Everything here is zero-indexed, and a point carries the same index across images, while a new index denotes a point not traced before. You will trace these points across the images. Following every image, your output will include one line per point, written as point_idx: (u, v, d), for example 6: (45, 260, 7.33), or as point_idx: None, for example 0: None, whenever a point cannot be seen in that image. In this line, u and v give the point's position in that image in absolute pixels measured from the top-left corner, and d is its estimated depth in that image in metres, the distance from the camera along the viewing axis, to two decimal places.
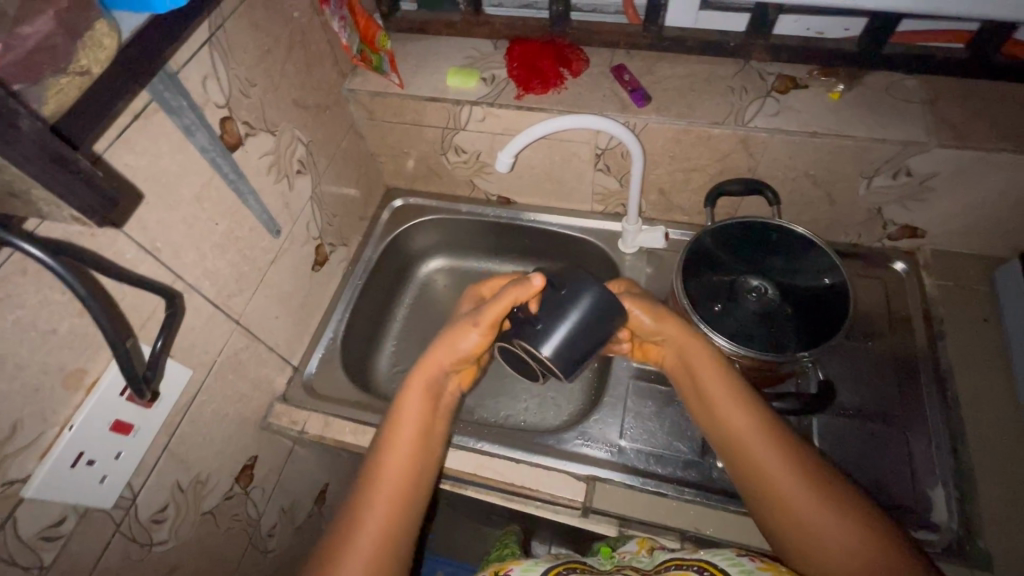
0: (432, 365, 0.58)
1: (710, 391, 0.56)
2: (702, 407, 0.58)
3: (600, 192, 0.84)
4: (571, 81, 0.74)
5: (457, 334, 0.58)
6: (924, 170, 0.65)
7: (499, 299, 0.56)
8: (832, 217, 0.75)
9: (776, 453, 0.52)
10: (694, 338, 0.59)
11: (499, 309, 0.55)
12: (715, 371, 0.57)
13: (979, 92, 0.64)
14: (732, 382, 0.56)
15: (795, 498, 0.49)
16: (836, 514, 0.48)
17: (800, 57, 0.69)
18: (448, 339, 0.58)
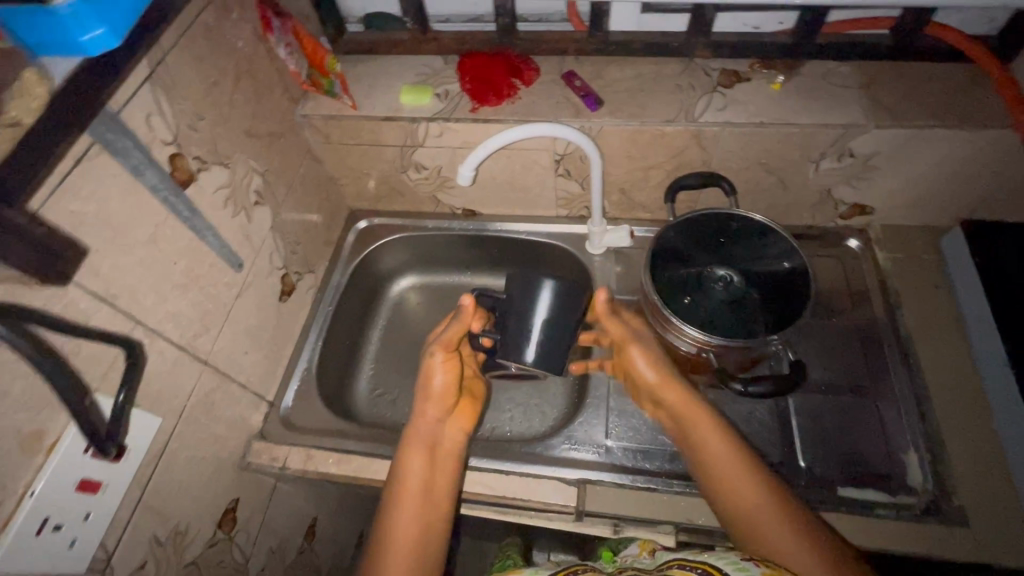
0: (418, 411, 0.61)
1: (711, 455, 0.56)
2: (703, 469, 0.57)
3: (563, 197, 0.85)
4: (524, 90, 0.75)
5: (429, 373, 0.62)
6: (866, 151, 0.68)
7: (446, 329, 0.61)
8: (786, 202, 0.78)
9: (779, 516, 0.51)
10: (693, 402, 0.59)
11: (450, 336, 0.61)
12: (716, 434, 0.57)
13: (908, 73, 0.68)
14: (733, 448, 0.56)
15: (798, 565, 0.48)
16: None
17: (741, 52, 0.71)
18: (421, 382, 0.62)
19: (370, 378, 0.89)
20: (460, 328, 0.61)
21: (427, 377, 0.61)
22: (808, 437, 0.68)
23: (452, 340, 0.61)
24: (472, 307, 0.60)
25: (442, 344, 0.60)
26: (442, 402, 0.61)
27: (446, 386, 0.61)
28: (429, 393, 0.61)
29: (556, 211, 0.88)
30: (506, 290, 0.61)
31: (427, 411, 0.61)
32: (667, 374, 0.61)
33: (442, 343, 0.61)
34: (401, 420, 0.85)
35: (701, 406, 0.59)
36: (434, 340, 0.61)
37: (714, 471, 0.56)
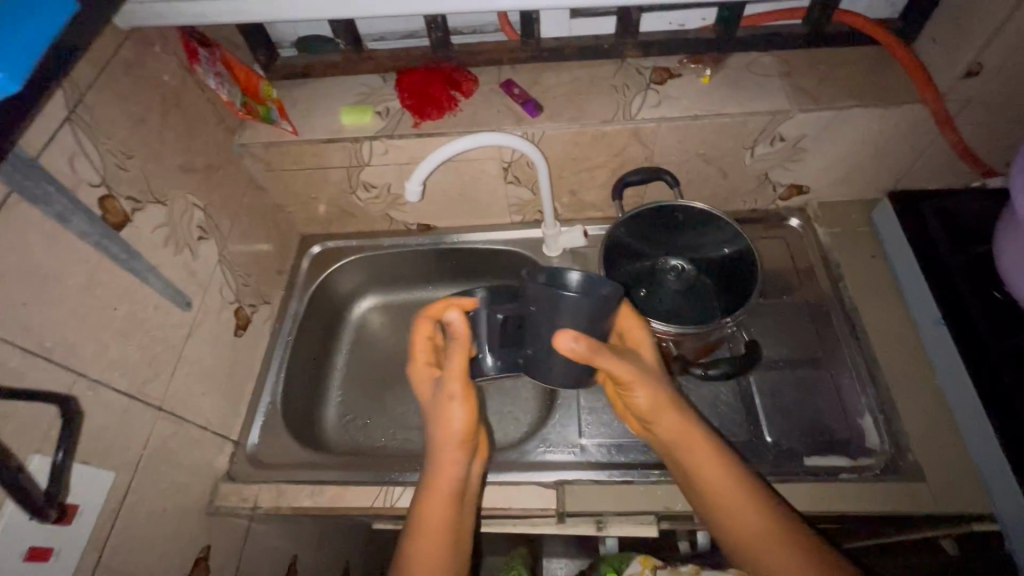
0: (440, 458, 0.56)
1: (707, 481, 0.55)
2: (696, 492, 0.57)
3: (515, 203, 0.86)
4: (464, 102, 0.75)
5: (444, 414, 0.55)
6: (793, 134, 0.72)
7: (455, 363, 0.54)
8: (728, 189, 0.81)
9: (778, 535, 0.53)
10: (689, 429, 0.56)
11: (460, 369, 0.54)
12: (712, 460, 0.56)
13: (824, 58, 0.72)
14: (727, 472, 0.55)
15: None
16: None
17: (669, 49, 0.74)
18: (439, 423, 0.56)
19: (339, 405, 0.87)
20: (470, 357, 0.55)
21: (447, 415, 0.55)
22: (770, 412, 0.70)
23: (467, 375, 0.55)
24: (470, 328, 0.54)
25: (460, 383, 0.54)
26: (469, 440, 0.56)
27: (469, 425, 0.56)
28: (454, 434, 0.55)
29: (509, 218, 0.89)
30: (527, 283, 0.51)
31: (449, 455, 0.56)
32: (665, 405, 0.56)
33: (454, 374, 0.54)
34: (374, 444, 0.84)
35: (696, 432, 0.56)
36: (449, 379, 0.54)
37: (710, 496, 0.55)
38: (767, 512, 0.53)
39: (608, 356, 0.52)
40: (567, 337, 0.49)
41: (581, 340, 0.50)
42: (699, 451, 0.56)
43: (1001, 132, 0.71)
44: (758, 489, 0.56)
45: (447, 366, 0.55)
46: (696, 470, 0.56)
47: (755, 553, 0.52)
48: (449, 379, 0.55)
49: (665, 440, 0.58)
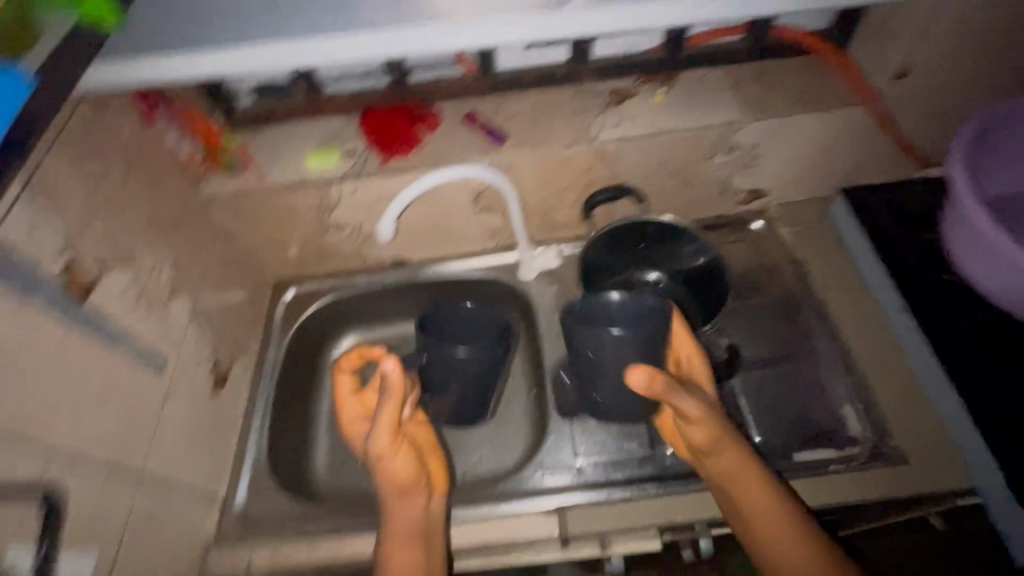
0: (392, 501, 0.61)
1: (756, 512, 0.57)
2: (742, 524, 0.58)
3: (488, 229, 0.86)
4: (429, 136, 0.76)
5: (383, 461, 0.61)
6: (748, 142, 0.75)
7: (382, 412, 0.60)
8: (693, 198, 0.84)
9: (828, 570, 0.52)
10: (745, 463, 0.58)
11: (387, 415, 0.60)
12: (762, 493, 0.57)
13: (768, 69, 0.75)
14: (777, 507, 0.56)
15: None
16: None
17: (623, 71, 0.77)
18: (381, 472, 0.62)
19: (327, 451, 0.85)
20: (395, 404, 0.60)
21: (383, 463, 0.61)
22: (756, 413, 0.72)
23: (393, 419, 0.61)
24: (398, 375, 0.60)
25: (385, 428, 0.60)
26: (412, 483, 0.62)
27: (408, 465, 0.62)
28: (394, 480, 0.62)
29: (483, 244, 0.89)
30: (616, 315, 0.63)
31: (397, 497, 0.61)
32: (721, 436, 0.59)
33: (385, 423, 0.60)
34: (367, 487, 0.82)
35: (750, 463, 0.59)
36: (375, 429, 0.60)
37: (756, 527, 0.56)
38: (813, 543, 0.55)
39: (674, 392, 0.56)
40: (640, 374, 0.54)
41: (649, 374, 0.55)
42: (747, 480, 0.58)
43: (936, 126, 0.76)
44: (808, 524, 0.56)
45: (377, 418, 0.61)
46: (745, 501, 0.57)
47: None
48: (379, 428, 0.60)
49: (716, 473, 0.60)
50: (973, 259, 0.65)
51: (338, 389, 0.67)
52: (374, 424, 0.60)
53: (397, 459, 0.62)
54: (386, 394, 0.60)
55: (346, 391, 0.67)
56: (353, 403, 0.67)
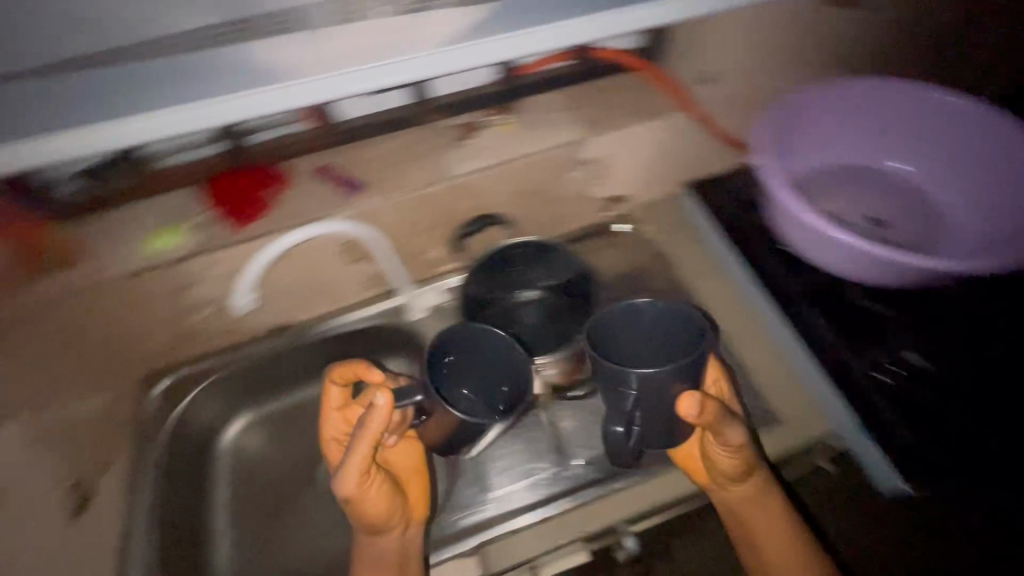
0: (368, 533, 0.64)
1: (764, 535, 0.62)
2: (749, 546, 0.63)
3: (367, 278, 0.84)
4: (282, 197, 0.74)
5: (356, 501, 0.62)
6: (595, 155, 0.80)
7: (350, 456, 0.59)
8: (560, 215, 0.88)
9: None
10: (765, 494, 0.63)
11: (352, 463, 0.59)
12: (777, 519, 0.63)
13: (600, 87, 0.81)
14: (789, 531, 0.62)
15: None
16: None
17: (466, 106, 0.79)
18: (352, 510, 0.63)
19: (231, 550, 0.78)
20: (362, 453, 0.59)
21: (350, 502, 0.61)
22: None
23: (360, 465, 0.59)
24: (377, 415, 0.58)
25: (351, 473, 0.59)
26: (381, 520, 0.63)
27: (380, 503, 0.63)
28: (362, 516, 0.63)
29: (366, 294, 0.87)
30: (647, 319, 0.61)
31: (371, 530, 0.64)
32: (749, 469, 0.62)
33: (351, 468, 0.59)
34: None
35: (769, 494, 0.63)
36: (340, 473, 0.60)
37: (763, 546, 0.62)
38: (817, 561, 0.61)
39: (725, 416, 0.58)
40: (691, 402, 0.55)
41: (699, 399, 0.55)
42: (765, 507, 0.63)
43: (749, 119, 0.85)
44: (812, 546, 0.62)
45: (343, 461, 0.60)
46: (759, 526, 0.62)
47: None
48: (345, 470, 0.60)
49: (734, 503, 0.64)
50: (791, 226, 0.71)
51: (326, 402, 0.70)
52: (338, 468, 0.59)
53: (366, 498, 0.62)
54: (359, 432, 0.58)
55: (333, 405, 0.70)
56: (336, 416, 0.70)
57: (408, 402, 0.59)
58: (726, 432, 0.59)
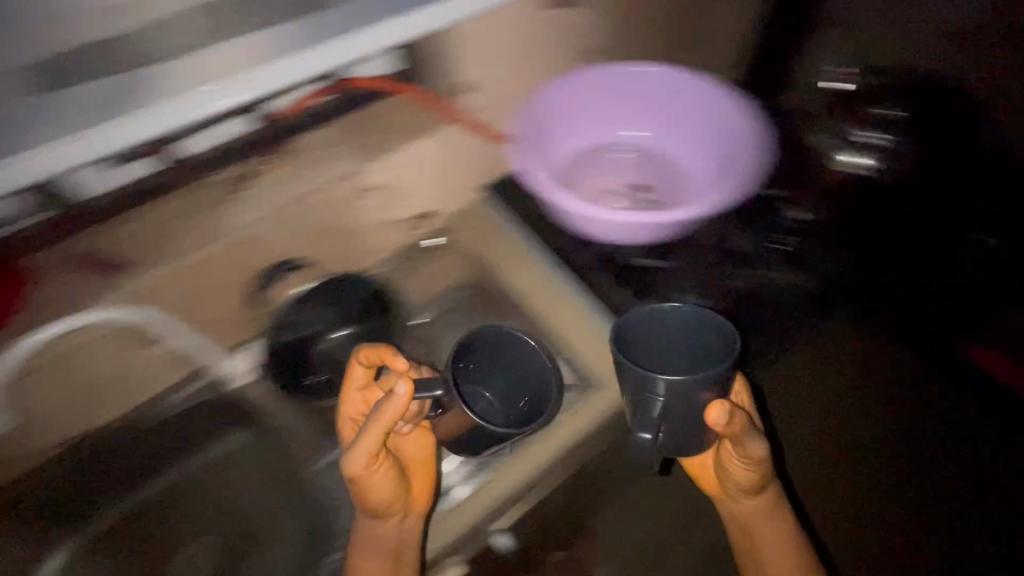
0: (371, 511, 0.72)
1: (755, 526, 0.76)
2: (741, 531, 0.78)
3: (171, 353, 0.79)
4: (28, 292, 0.67)
5: (363, 482, 0.69)
6: (378, 180, 0.81)
7: (363, 438, 0.66)
8: (363, 244, 0.88)
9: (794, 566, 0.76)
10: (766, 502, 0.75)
11: (365, 442, 0.66)
12: (769, 522, 0.76)
13: (368, 114, 0.81)
14: (780, 527, 0.76)
15: None
16: None
17: (229, 158, 0.76)
18: (358, 490, 0.70)
19: None
20: (374, 438, 0.66)
21: (355, 481, 0.69)
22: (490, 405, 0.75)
23: (371, 448, 0.66)
24: (399, 400, 0.64)
25: (361, 454, 0.67)
26: (383, 506, 0.71)
27: (384, 488, 0.70)
28: (366, 497, 0.70)
29: (177, 372, 0.82)
30: (674, 320, 0.62)
31: (372, 510, 0.72)
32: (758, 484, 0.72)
33: (363, 447, 0.66)
34: None
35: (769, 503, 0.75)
36: (352, 453, 0.67)
37: (750, 530, 0.77)
38: (796, 548, 0.77)
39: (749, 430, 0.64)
40: (717, 411, 0.58)
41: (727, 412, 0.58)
42: (760, 509, 0.75)
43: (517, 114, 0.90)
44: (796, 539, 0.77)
45: (358, 441, 0.66)
46: (756, 521, 0.76)
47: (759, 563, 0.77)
48: (359, 449, 0.67)
49: (742, 503, 0.75)
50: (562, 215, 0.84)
51: (349, 380, 0.73)
52: (350, 450, 0.66)
53: (374, 476, 0.70)
54: (375, 417, 0.65)
55: (355, 384, 0.73)
56: (355, 396, 0.73)
57: (428, 393, 0.64)
58: (749, 445, 0.66)
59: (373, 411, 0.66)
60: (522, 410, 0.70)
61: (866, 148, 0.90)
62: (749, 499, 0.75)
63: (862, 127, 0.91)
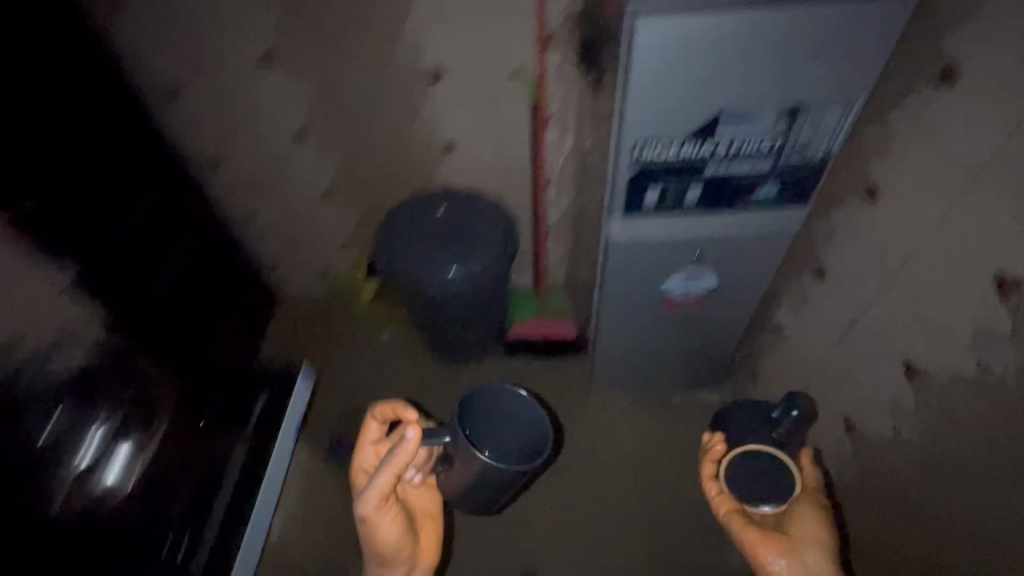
0: (387, 549, 1.32)
1: (802, 539, 1.08)
2: (793, 542, 1.08)
3: None
4: None
5: (376, 520, 1.27)
6: None
7: (375, 482, 1.24)
8: None
9: (823, 559, 1.07)
10: (821, 529, 1.09)
11: (374, 487, 1.24)
12: (819, 539, 1.08)
13: None
14: (826, 539, 1.08)
15: (808, 561, 1.06)
16: (815, 563, 1.06)
17: None
18: (372, 527, 1.28)
19: None
20: (382, 484, 1.23)
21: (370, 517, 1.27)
22: None
23: (382, 488, 1.24)
24: (413, 440, 1.18)
25: (376, 493, 1.24)
26: (393, 539, 1.30)
27: (391, 524, 1.28)
28: (381, 531, 1.28)
29: None
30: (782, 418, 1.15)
31: (391, 537, 1.30)
32: (817, 512, 1.11)
33: (376, 491, 1.24)
34: None
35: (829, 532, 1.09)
36: (368, 493, 1.24)
37: (793, 542, 1.08)
38: (830, 560, 1.07)
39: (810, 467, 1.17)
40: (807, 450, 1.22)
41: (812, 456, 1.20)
42: (828, 543, 1.08)
43: None
44: (830, 542, 1.08)
45: (371, 487, 1.24)
46: (806, 536, 1.08)
47: (797, 552, 1.07)
48: (374, 491, 1.24)
49: (801, 531, 1.09)
50: None
51: (369, 435, 1.36)
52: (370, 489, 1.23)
53: (383, 515, 1.28)
54: (388, 463, 1.22)
55: (370, 436, 1.37)
56: (372, 448, 1.38)
57: (438, 438, 1.20)
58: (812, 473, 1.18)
59: (383, 468, 1.23)
60: (531, 452, 1.22)
61: (109, 451, 0.99)
62: (816, 534, 1.08)
63: (74, 453, 0.91)
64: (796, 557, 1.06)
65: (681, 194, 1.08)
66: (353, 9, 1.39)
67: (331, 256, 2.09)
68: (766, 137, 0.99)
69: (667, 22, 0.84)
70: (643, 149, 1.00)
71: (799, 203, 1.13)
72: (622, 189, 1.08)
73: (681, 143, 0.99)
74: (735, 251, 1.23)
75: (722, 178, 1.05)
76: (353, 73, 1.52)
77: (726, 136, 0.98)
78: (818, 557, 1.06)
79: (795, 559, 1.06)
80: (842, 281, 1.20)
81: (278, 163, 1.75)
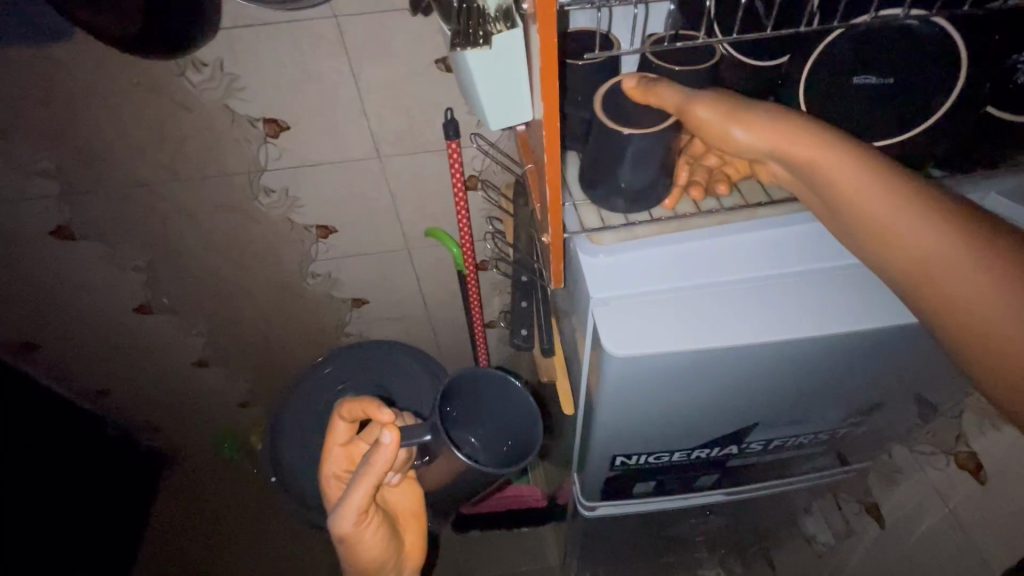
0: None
1: (872, 207, 0.43)
2: (876, 240, 0.44)
3: None
4: None
5: (361, 538, 0.68)
6: None
7: (354, 494, 0.64)
8: None
9: (906, 203, 0.43)
10: (850, 163, 0.44)
11: (365, 474, 0.63)
12: (870, 182, 0.44)
13: None
14: (870, 171, 0.44)
15: (916, 230, 0.42)
16: (919, 219, 0.42)
17: None
18: (356, 551, 0.69)
19: None
20: (374, 470, 0.62)
21: (346, 539, 0.67)
22: None
23: (363, 500, 0.65)
24: (393, 442, 0.61)
25: (355, 504, 0.65)
26: (388, 563, 0.72)
27: (386, 547, 0.71)
28: (368, 552, 0.69)
29: None
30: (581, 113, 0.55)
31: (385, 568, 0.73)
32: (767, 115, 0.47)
33: (353, 505, 0.65)
34: None
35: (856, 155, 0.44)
36: (339, 507, 0.65)
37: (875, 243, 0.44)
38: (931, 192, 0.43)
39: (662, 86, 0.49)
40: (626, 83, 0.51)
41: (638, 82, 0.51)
42: (880, 189, 0.43)
43: None
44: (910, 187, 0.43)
45: (349, 496, 0.64)
46: (871, 228, 0.44)
47: (891, 243, 0.43)
48: (352, 503, 0.65)
49: (835, 198, 0.45)
50: None
51: (333, 438, 0.73)
52: (340, 509, 0.64)
53: (367, 545, 0.69)
54: (364, 471, 0.63)
55: (338, 440, 0.74)
56: (339, 452, 0.74)
57: (415, 440, 0.64)
58: (659, 90, 0.49)
59: (376, 447, 0.62)
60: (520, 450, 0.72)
61: None
62: (856, 180, 0.44)
63: None
64: (915, 264, 0.42)
65: (688, 481, 0.70)
66: (170, 166, 0.92)
67: (229, 416, 1.62)
68: (823, 430, 0.63)
69: (658, 356, 0.48)
70: (629, 459, 0.62)
71: (860, 460, 0.77)
72: (598, 486, 0.70)
73: (689, 449, 0.61)
74: (760, 500, 0.86)
75: (748, 465, 0.69)
76: (199, 236, 1.06)
77: (760, 437, 0.61)
78: (915, 214, 0.42)
79: (931, 275, 0.41)
80: (938, 538, 0.83)
81: (126, 337, 1.28)
